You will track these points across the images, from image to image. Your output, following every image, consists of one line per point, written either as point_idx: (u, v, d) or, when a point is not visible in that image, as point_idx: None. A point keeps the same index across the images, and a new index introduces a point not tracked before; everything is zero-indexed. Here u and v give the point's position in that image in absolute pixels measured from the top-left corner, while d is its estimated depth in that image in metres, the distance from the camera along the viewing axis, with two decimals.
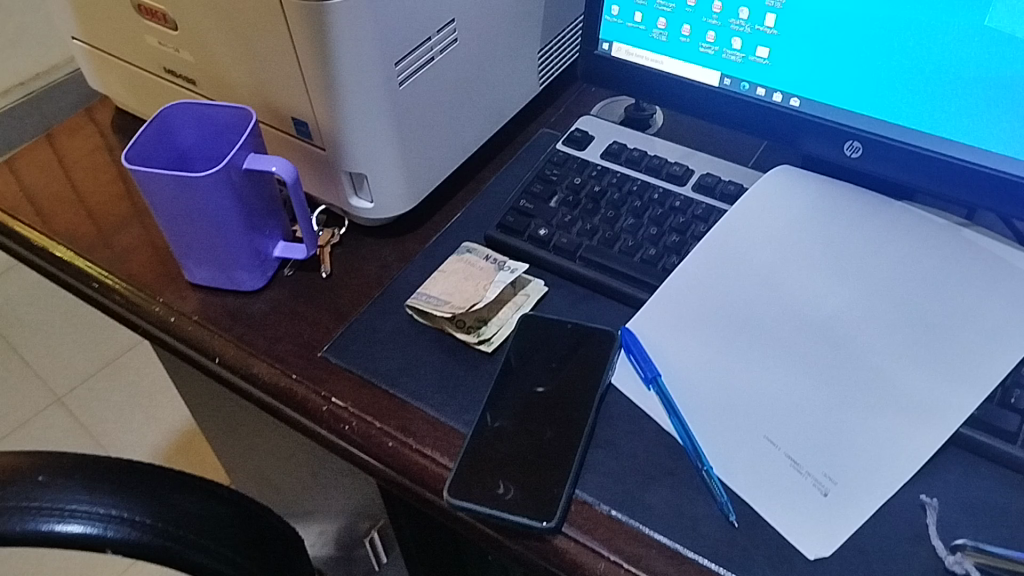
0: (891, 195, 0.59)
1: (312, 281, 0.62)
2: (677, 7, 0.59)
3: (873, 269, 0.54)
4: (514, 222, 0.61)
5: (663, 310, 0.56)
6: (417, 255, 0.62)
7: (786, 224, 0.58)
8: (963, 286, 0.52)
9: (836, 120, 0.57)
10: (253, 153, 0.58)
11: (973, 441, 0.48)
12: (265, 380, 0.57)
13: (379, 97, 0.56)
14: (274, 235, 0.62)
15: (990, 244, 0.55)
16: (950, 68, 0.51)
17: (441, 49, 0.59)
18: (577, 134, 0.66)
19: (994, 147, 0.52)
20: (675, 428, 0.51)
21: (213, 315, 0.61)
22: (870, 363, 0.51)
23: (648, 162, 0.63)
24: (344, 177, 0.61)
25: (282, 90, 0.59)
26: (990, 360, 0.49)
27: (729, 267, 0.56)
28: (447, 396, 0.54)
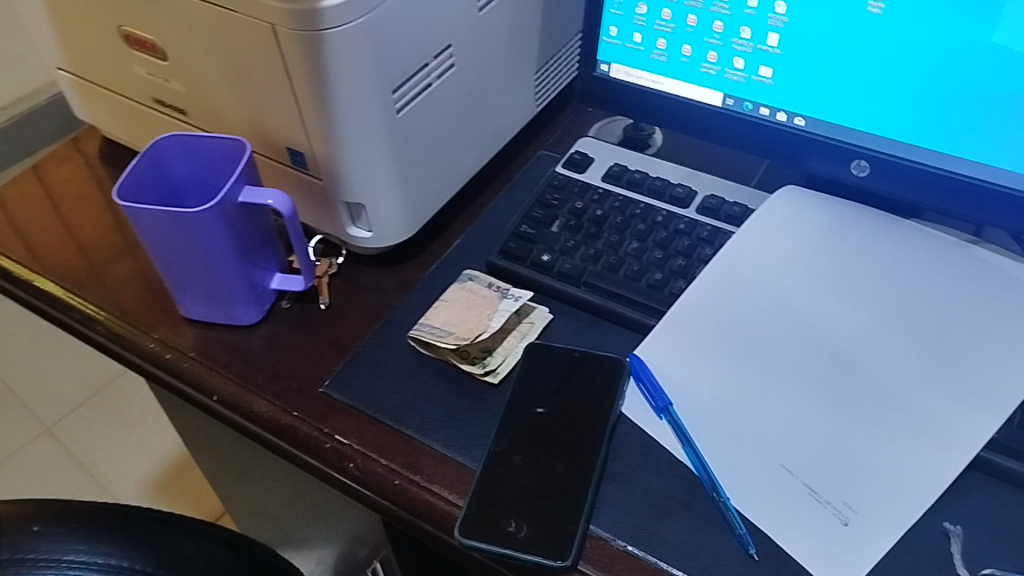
0: (898, 213, 0.58)
1: (311, 313, 0.61)
2: (677, 27, 0.58)
3: (884, 289, 0.54)
4: (516, 248, 0.60)
5: (672, 337, 0.55)
6: (418, 284, 0.61)
7: (793, 245, 0.57)
8: (978, 306, 0.52)
9: (842, 139, 0.56)
10: (247, 186, 0.56)
11: (994, 464, 0.47)
12: (266, 418, 0.56)
13: (378, 125, 0.55)
14: (271, 267, 0.60)
15: (1001, 260, 0.54)
16: (959, 86, 0.51)
17: (439, 74, 0.58)
18: (577, 156, 0.65)
19: (1005, 164, 0.52)
20: (689, 459, 0.50)
21: (210, 351, 0.59)
22: (886, 387, 0.50)
23: (650, 184, 0.62)
24: (342, 207, 0.59)
25: (276, 120, 0.57)
26: (1008, 381, 0.48)
27: (738, 291, 0.55)
28: (453, 430, 0.53)
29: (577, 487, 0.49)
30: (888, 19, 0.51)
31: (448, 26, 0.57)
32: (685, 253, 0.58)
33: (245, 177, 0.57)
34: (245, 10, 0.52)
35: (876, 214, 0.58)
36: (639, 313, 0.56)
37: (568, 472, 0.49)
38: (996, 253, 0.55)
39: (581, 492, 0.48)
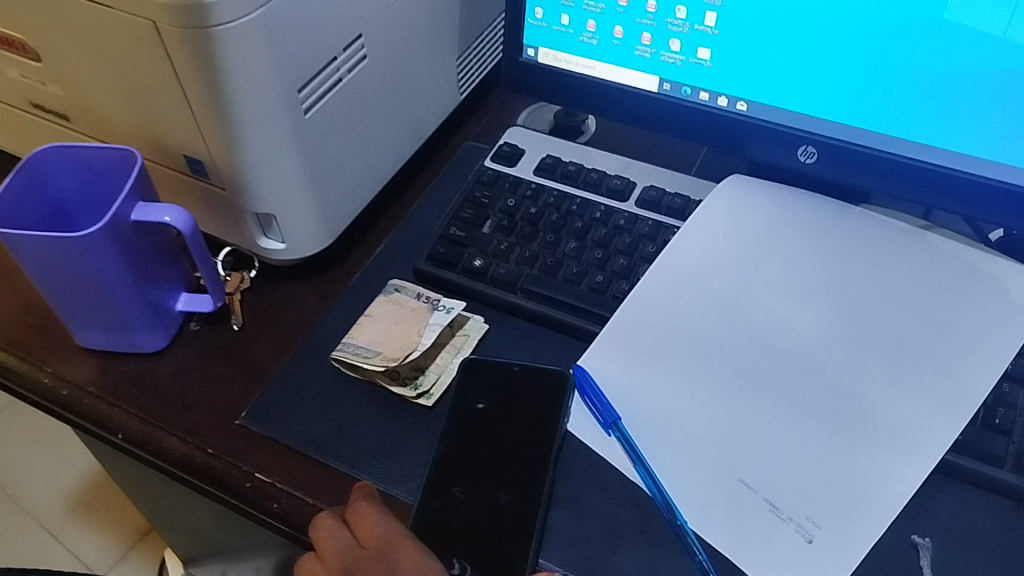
0: (846, 199, 0.56)
1: (223, 335, 0.55)
2: (607, 8, 0.54)
3: (837, 285, 0.51)
4: (445, 253, 0.55)
5: (617, 345, 0.51)
6: (340, 296, 0.56)
7: (740, 240, 0.54)
8: (933, 300, 0.50)
9: (787, 125, 0.53)
10: (140, 202, 0.51)
11: (960, 467, 0.45)
12: (177, 457, 0.50)
13: (284, 129, 0.49)
14: (174, 287, 0.55)
15: (954, 246, 0.52)
16: (909, 67, 0.48)
17: (349, 68, 0.53)
18: (506, 148, 0.60)
19: (958, 147, 0.49)
20: (641, 478, 0.46)
21: (111, 384, 0.54)
22: (845, 392, 0.47)
23: (586, 177, 0.58)
24: (251, 218, 0.54)
25: (169, 125, 0.51)
26: (969, 379, 0.46)
27: (686, 291, 0.52)
28: (385, 461, 0.48)
29: (524, 518, 0.45)
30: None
31: (357, 15, 0.51)
32: (627, 252, 0.54)
33: (138, 191, 0.51)
34: (122, 6, 0.45)
35: (824, 203, 0.55)
36: (581, 320, 0.52)
37: (514, 502, 0.45)
38: (950, 241, 0.53)
39: (528, 523, 0.45)
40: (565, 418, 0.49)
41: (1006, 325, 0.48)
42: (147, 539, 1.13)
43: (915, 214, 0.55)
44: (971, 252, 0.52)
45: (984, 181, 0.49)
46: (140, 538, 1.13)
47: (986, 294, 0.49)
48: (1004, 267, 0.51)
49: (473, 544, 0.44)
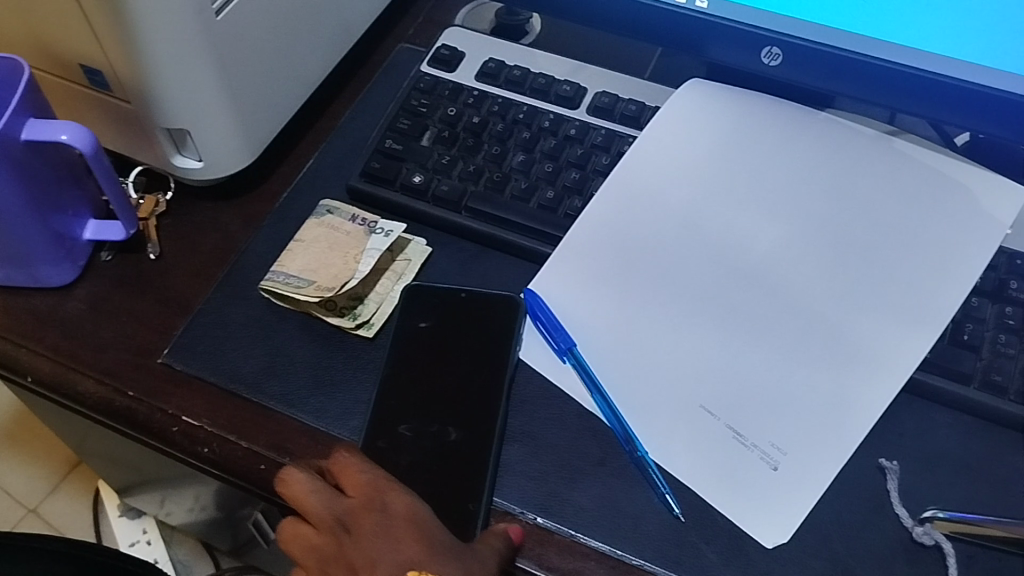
0: (809, 103, 0.52)
1: (138, 264, 0.50)
2: None
3: (800, 198, 0.48)
4: (381, 168, 0.51)
5: (569, 266, 0.47)
6: (267, 218, 0.51)
7: (698, 150, 0.51)
8: (899, 213, 0.47)
9: (749, 24, 0.49)
10: (32, 119, 0.45)
11: (928, 386, 0.43)
12: (95, 400, 0.46)
13: (192, 32, 0.43)
14: (80, 214, 0.49)
15: (921, 153, 0.49)
16: None
17: None
18: (444, 52, 0.55)
19: (931, 47, 0.45)
20: (598, 408, 0.44)
21: (16, 323, 0.48)
22: (811, 311, 0.45)
23: (532, 83, 0.53)
24: (162, 134, 0.48)
25: (60, 30, 0.45)
26: (938, 296, 0.44)
27: (642, 208, 0.49)
28: (324, 399, 0.45)
29: (477, 454, 0.42)
30: None
31: None
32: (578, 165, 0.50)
33: (27, 105, 0.45)
34: None
35: (786, 108, 0.52)
36: (530, 241, 0.49)
37: (465, 436, 0.43)
38: (916, 146, 0.50)
39: (482, 460, 0.42)
40: (518, 347, 0.46)
41: (975, 238, 0.46)
42: (78, 470, 1.07)
43: (881, 118, 0.52)
44: (938, 159, 0.49)
45: (956, 84, 0.46)
46: (71, 468, 1.07)
47: (952, 203, 0.47)
48: (969, 174, 0.48)
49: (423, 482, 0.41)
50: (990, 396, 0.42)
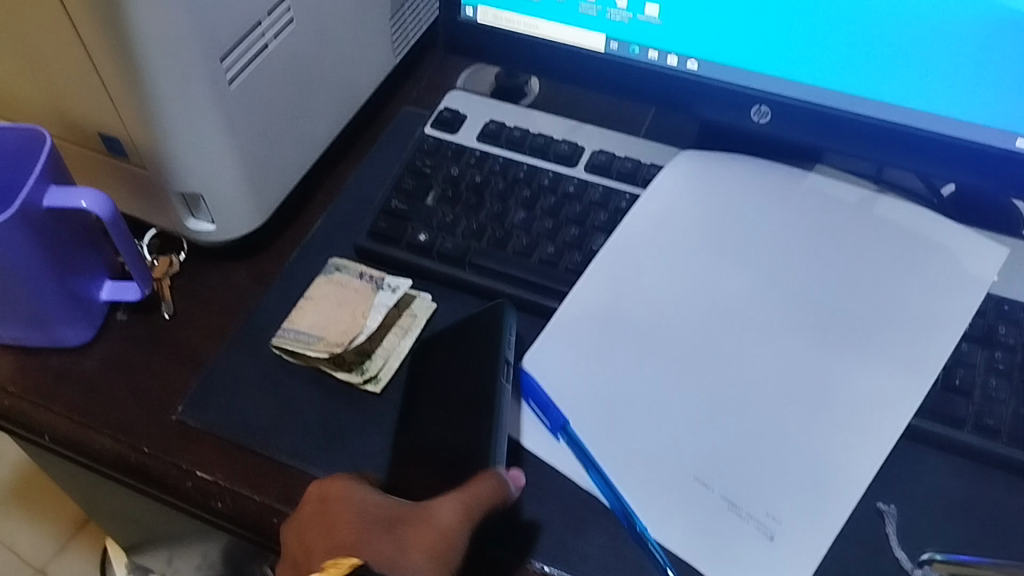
0: (799, 160, 0.55)
1: (153, 324, 0.52)
2: None
3: (792, 256, 0.50)
4: (387, 227, 0.52)
5: (563, 338, 0.48)
6: (277, 277, 0.53)
7: (692, 209, 0.52)
8: (886, 274, 0.48)
9: (738, 83, 0.51)
10: (53, 186, 0.47)
11: (923, 431, 0.44)
12: (111, 456, 0.47)
13: (207, 100, 0.46)
14: (97, 276, 0.51)
15: (905, 217, 0.51)
16: (863, 19, 0.46)
17: (275, 33, 0.49)
18: (446, 114, 0.57)
19: (911, 103, 0.47)
20: (595, 484, 0.44)
21: (35, 382, 0.50)
22: (808, 361, 0.46)
23: (532, 142, 0.56)
24: (176, 198, 0.50)
25: (81, 102, 0.47)
26: (929, 343, 0.46)
27: (630, 279, 0.50)
28: (335, 452, 0.46)
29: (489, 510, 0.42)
30: None
31: None
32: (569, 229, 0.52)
33: (49, 173, 0.47)
34: None
35: (776, 172, 0.54)
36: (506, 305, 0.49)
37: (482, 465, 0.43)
38: (898, 207, 0.51)
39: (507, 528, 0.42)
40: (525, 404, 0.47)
41: (959, 294, 0.47)
42: (86, 530, 1.08)
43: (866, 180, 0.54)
44: (923, 221, 0.51)
45: (938, 137, 0.48)
46: (78, 529, 1.07)
47: (933, 262, 0.49)
48: (953, 235, 0.50)
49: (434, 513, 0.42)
50: (983, 438, 0.44)
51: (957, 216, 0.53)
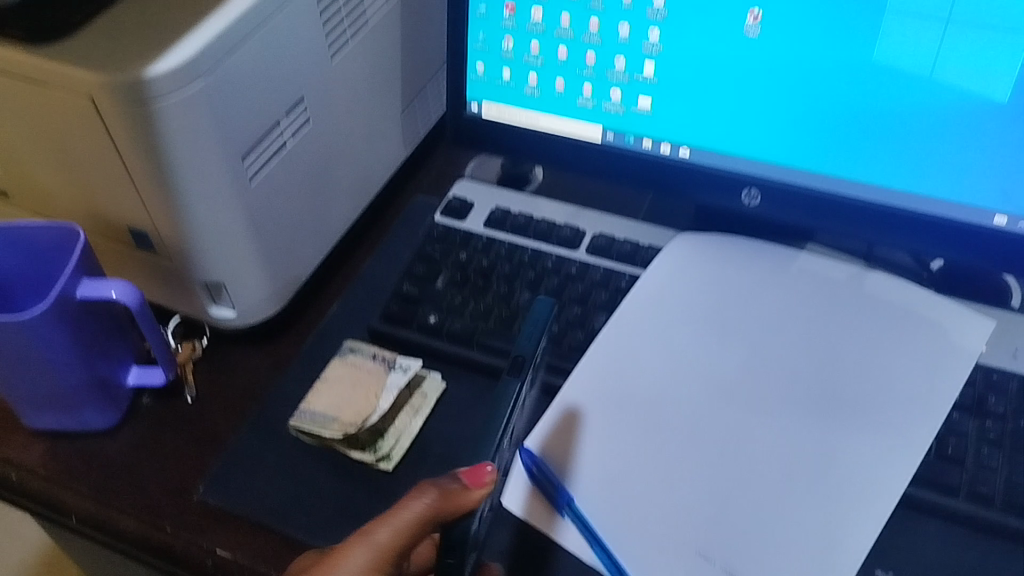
0: (791, 239, 0.58)
1: (176, 407, 0.54)
2: (547, 61, 0.54)
3: (785, 333, 0.52)
4: (399, 310, 0.55)
5: (566, 419, 0.49)
6: (295, 360, 0.56)
7: (690, 289, 0.55)
8: (876, 349, 0.50)
9: (728, 169, 0.53)
10: (86, 278, 0.50)
11: (920, 500, 0.45)
12: (134, 536, 0.49)
13: (229, 195, 0.49)
14: (124, 363, 0.54)
15: (892, 295, 0.53)
16: (844, 109, 0.49)
17: (293, 132, 0.53)
18: (455, 202, 0.61)
19: (893, 183, 0.50)
20: (599, 560, 0.44)
21: (64, 466, 0.52)
22: (804, 433, 0.47)
23: (536, 227, 0.59)
24: (200, 287, 0.53)
25: (112, 200, 0.51)
26: (920, 415, 0.47)
27: (631, 359, 0.51)
28: (349, 528, 0.47)
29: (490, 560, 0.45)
30: (765, 42, 0.48)
31: (298, 79, 0.51)
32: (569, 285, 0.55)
33: (82, 267, 0.50)
34: (58, 84, 0.44)
35: (768, 254, 0.56)
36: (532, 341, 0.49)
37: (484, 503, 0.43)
38: (887, 283, 0.54)
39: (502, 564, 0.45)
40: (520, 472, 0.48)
41: (948, 369, 0.49)
42: None
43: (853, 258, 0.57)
44: (909, 297, 0.53)
45: (922, 216, 0.50)
46: None
47: (922, 337, 0.51)
48: (942, 309, 0.52)
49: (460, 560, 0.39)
50: (977, 506, 0.45)
51: (948, 287, 0.56)
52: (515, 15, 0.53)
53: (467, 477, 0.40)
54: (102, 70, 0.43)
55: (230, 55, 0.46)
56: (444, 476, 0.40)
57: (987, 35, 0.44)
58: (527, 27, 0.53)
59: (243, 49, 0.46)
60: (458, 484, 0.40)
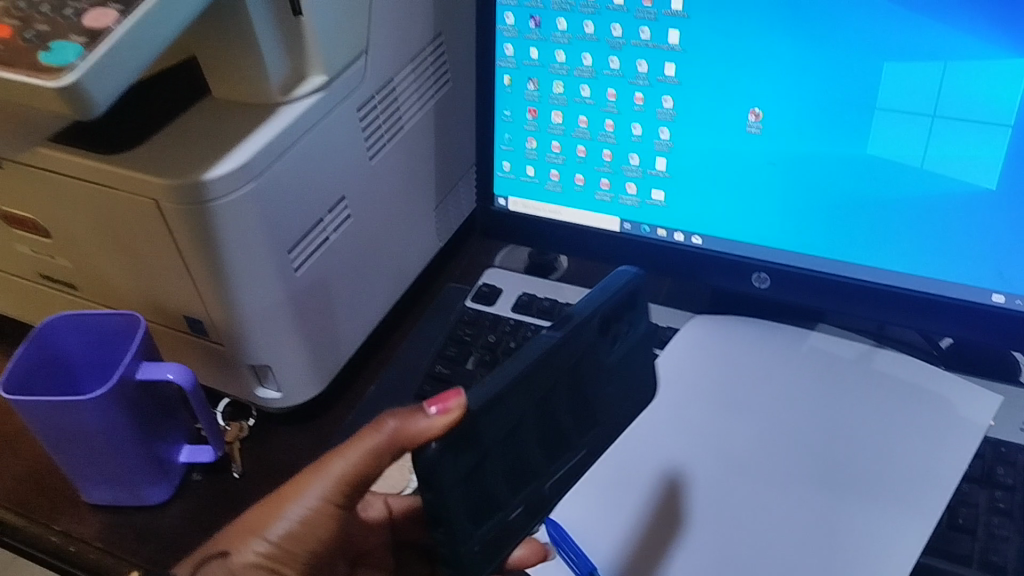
0: (804, 319, 0.62)
1: (224, 484, 0.58)
2: (567, 159, 0.59)
3: (800, 409, 0.54)
4: (432, 390, 0.59)
5: (589, 494, 0.51)
6: (334, 438, 0.59)
7: (708, 368, 0.58)
8: (888, 424, 0.53)
9: (739, 255, 0.57)
10: (146, 362, 0.54)
11: (934, 569, 0.47)
12: None
13: (276, 284, 0.53)
14: (177, 441, 0.57)
15: (900, 372, 0.56)
16: (845, 197, 0.52)
17: (334, 227, 0.57)
18: (484, 289, 0.65)
19: (894, 266, 0.53)
20: None
21: (119, 538, 0.55)
22: (819, 503, 0.49)
23: (560, 311, 0.62)
24: (247, 370, 0.57)
25: (169, 290, 0.55)
26: (932, 488, 0.49)
27: (651, 433, 0.54)
28: None
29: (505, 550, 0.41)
30: (767, 138, 0.52)
31: (341, 179, 0.57)
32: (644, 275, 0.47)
33: (142, 352, 0.54)
34: (126, 188, 0.49)
35: (782, 334, 0.60)
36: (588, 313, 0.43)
37: (490, 451, 0.40)
38: (895, 361, 0.57)
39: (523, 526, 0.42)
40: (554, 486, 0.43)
41: (956, 442, 0.51)
42: None
43: (864, 337, 0.60)
44: (916, 374, 0.56)
45: (923, 296, 0.52)
46: None
47: (930, 413, 0.53)
48: (949, 384, 0.54)
49: (439, 497, 0.38)
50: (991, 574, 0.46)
51: (958, 365, 0.58)
52: (538, 118, 0.58)
53: (429, 406, 0.38)
54: (165, 175, 0.48)
55: (279, 159, 0.51)
56: (405, 406, 0.40)
57: (973, 127, 0.47)
58: (548, 129, 0.58)
59: (290, 154, 0.52)
60: (419, 417, 0.38)
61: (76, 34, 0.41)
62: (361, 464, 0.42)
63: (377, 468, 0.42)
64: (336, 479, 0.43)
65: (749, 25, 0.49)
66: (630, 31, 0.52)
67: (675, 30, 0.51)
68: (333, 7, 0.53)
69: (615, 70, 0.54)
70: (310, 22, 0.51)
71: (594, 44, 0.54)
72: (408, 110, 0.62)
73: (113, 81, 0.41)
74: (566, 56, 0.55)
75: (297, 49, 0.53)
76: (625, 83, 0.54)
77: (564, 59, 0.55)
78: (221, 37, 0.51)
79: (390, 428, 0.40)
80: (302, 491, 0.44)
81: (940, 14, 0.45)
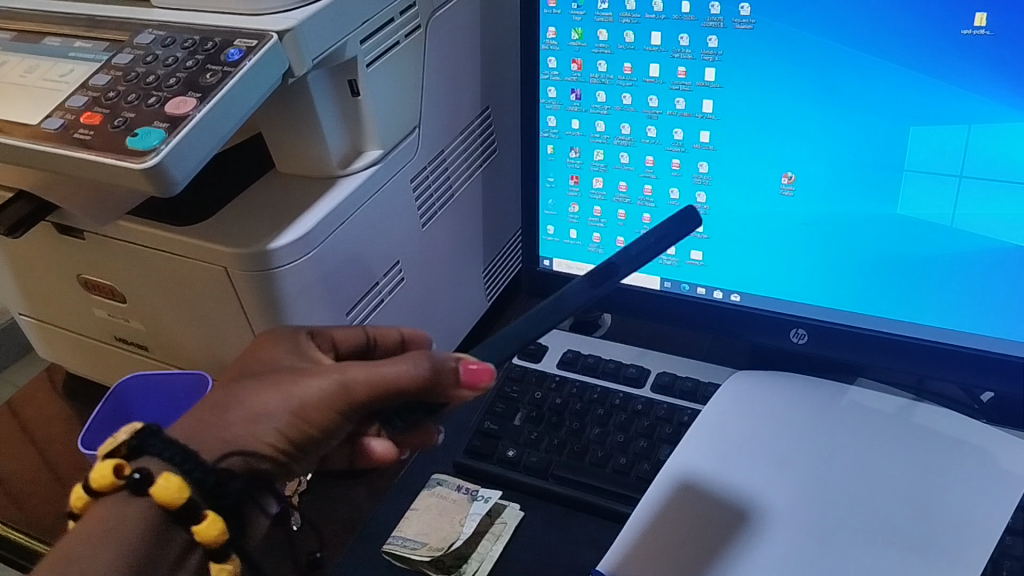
0: (842, 376, 0.63)
1: (284, 536, 0.60)
2: (609, 222, 0.61)
3: (842, 462, 0.55)
4: (481, 444, 0.61)
5: (636, 547, 0.51)
6: (390, 492, 0.61)
7: (751, 423, 0.59)
8: (929, 478, 0.54)
9: (776, 312, 0.58)
10: None
11: None
12: None
13: None
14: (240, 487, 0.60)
15: (942, 425, 0.57)
16: (879, 255, 0.53)
17: (389, 290, 0.61)
18: (569, 355, 0.67)
19: (927, 320, 0.54)
20: None
21: None
22: (860, 558, 0.50)
23: (604, 367, 0.65)
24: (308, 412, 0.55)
25: (234, 352, 0.58)
26: (971, 547, 0.49)
27: (694, 484, 0.55)
28: None
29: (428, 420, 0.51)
30: (800, 200, 0.54)
31: (395, 246, 0.60)
32: None
33: None
34: (198, 256, 0.53)
35: (822, 391, 0.61)
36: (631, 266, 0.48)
37: None
38: (935, 415, 0.58)
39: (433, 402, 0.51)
40: None
41: (997, 494, 0.52)
42: None
43: (906, 393, 0.62)
44: (957, 427, 0.57)
45: (957, 350, 0.53)
46: None
47: (972, 468, 0.54)
48: (988, 436, 0.56)
49: None
50: None
51: (999, 419, 0.60)
52: (580, 184, 0.61)
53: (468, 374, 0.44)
54: (234, 244, 0.52)
55: (338, 228, 0.54)
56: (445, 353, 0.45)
57: (1000, 187, 0.48)
58: (590, 194, 0.61)
59: (349, 222, 0.55)
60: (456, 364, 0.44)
61: (160, 120, 0.46)
62: (376, 386, 0.44)
63: (380, 394, 0.44)
64: (310, 420, 0.45)
65: (779, 95, 0.52)
66: (666, 102, 0.55)
67: (709, 100, 0.54)
68: (387, 88, 0.57)
69: (653, 137, 0.57)
70: (366, 101, 0.55)
71: (632, 114, 0.57)
72: (457, 178, 0.66)
73: (190, 160, 0.46)
74: (607, 126, 0.58)
75: (355, 126, 0.57)
76: (664, 149, 0.57)
77: (605, 128, 0.58)
78: (287, 119, 0.55)
79: (428, 364, 0.44)
80: (326, 404, 0.45)
81: (964, 81, 0.47)
